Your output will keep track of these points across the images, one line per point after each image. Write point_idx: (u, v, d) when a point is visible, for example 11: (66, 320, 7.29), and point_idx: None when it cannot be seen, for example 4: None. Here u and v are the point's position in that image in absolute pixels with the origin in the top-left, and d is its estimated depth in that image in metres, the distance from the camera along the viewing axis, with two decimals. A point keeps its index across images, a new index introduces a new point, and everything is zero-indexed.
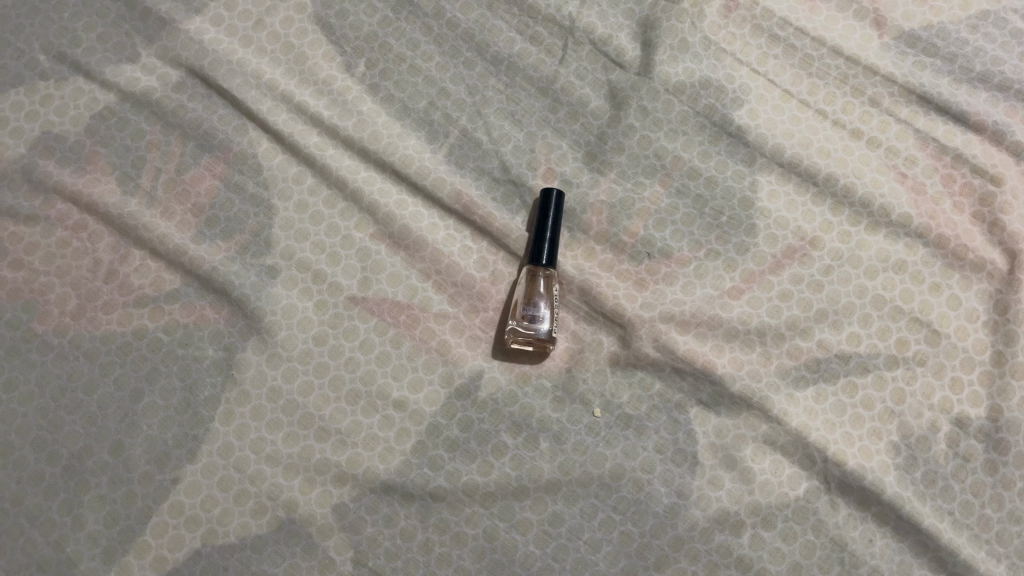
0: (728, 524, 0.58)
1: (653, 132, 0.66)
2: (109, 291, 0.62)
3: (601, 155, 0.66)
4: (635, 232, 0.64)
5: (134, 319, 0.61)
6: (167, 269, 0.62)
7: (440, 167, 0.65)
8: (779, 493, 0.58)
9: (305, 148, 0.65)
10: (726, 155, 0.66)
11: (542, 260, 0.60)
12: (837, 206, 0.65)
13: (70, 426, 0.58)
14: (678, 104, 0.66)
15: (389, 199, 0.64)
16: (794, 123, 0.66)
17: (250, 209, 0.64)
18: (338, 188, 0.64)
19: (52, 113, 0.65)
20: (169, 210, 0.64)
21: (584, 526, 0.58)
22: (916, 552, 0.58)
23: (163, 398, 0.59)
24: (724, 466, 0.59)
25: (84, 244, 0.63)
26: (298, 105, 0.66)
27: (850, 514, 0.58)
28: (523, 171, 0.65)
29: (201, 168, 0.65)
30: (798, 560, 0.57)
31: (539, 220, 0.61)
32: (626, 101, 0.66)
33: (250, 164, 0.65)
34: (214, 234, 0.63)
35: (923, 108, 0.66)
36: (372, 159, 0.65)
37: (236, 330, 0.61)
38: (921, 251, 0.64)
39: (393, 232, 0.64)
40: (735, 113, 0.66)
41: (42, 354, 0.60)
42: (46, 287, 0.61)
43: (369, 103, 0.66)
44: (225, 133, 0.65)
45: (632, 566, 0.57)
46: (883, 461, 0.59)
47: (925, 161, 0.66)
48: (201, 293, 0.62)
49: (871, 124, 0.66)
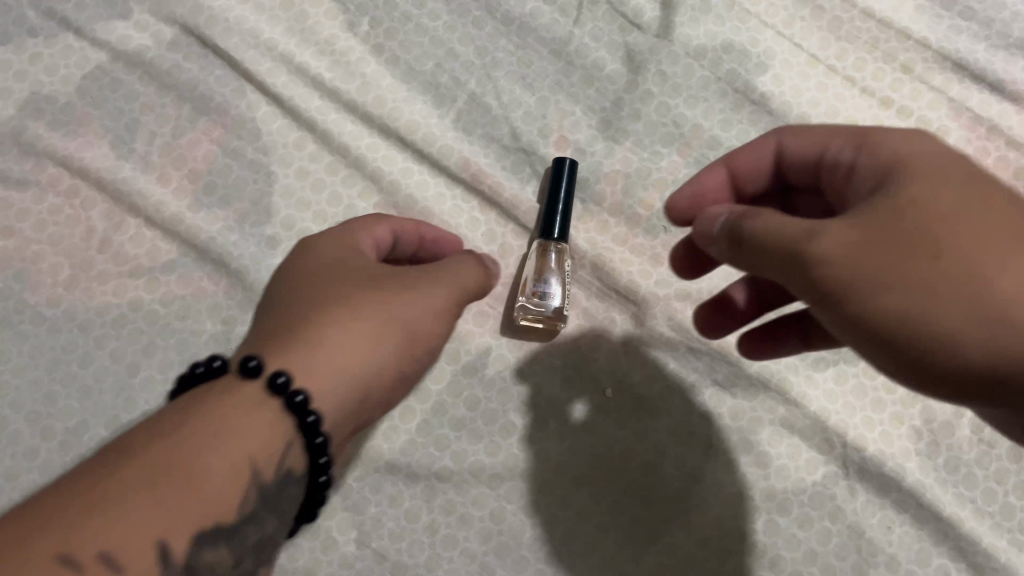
0: (742, 509, 0.56)
1: (672, 98, 0.62)
2: (104, 261, 0.59)
3: (616, 122, 0.62)
4: (652, 205, 0.61)
5: (130, 290, 0.59)
6: (163, 238, 0.60)
7: (447, 134, 0.62)
8: (797, 478, 0.57)
9: (306, 113, 0.62)
10: (748, 123, 0.62)
11: (553, 233, 0.57)
12: None
13: (65, 399, 0.57)
14: (698, 69, 0.63)
15: (393, 167, 0.62)
16: (821, 91, 0.63)
17: (249, 176, 0.61)
18: (341, 154, 0.62)
19: (41, 72, 0.62)
20: (164, 176, 0.61)
21: (594, 509, 0.56)
22: (936, 539, 0.56)
23: (161, 371, 0.58)
24: (740, 449, 0.57)
25: (77, 211, 0.60)
26: (298, 67, 0.63)
27: (868, 500, 0.56)
28: (534, 139, 0.62)
29: (198, 133, 0.62)
30: (815, 547, 0.56)
31: (551, 190, 0.57)
32: (644, 66, 0.63)
33: (249, 129, 0.62)
34: (212, 202, 0.61)
35: (958, 76, 0.63)
36: (376, 124, 0.62)
37: (235, 302, 0.59)
38: None
39: (398, 202, 0.61)
40: (758, 79, 0.63)
41: (35, 325, 0.58)
42: (39, 255, 0.59)
43: (373, 64, 0.63)
44: (222, 96, 0.62)
45: (641, 550, 0.56)
46: (905, 447, 0.57)
47: (959, 131, 0.62)
48: (198, 264, 0.60)
49: (902, 92, 0.63)
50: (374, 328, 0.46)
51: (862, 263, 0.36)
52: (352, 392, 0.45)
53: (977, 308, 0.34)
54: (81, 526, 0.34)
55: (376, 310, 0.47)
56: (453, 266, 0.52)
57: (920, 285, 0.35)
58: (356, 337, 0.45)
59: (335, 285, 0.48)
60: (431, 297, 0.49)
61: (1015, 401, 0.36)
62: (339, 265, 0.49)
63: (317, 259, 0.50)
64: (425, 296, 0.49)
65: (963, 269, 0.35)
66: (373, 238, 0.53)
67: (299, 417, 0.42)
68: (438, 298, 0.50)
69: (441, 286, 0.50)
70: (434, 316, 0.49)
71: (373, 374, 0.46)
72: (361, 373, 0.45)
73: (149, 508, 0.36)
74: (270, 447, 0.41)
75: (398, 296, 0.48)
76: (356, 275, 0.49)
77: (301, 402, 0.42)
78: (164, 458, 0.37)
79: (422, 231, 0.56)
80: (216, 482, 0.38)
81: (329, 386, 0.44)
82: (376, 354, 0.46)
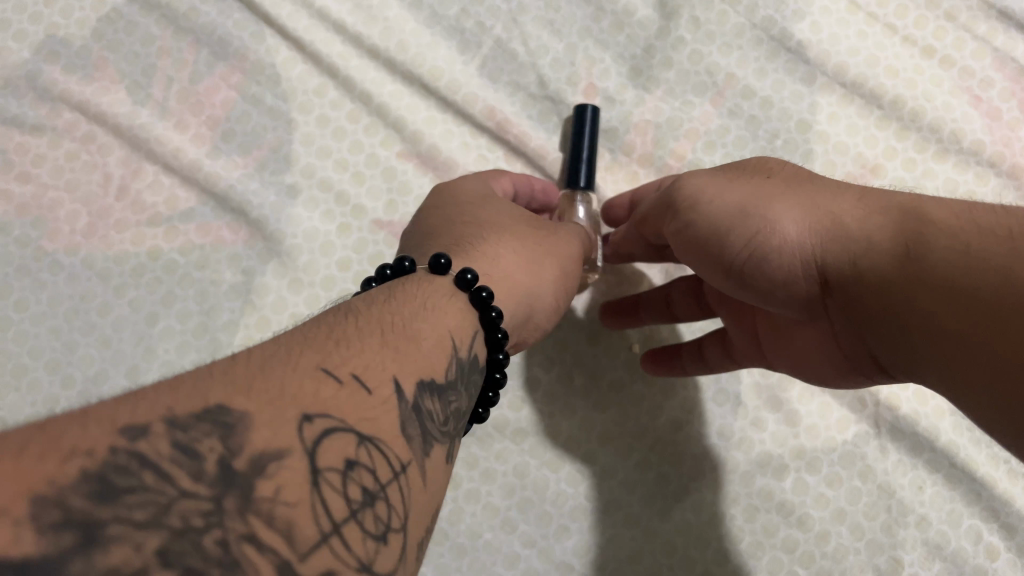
0: (771, 468, 0.55)
1: (705, 45, 0.60)
2: (123, 209, 0.59)
3: (646, 70, 0.60)
4: (682, 155, 0.59)
5: (148, 239, 0.58)
6: (181, 186, 0.59)
7: (472, 81, 0.60)
8: (826, 437, 0.55)
9: (327, 58, 0.60)
10: (783, 73, 0.60)
11: (580, 182, 0.56)
12: (903, 130, 0.59)
13: (83, 348, 0.57)
14: (733, 16, 0.60)
15: (417, 115, 0.60)
16: (860, 39, 0.60)
17: (269, 123, 0.60)
18: (362, 102, 0.60)
19: (57, 15, 0.60)
20: (182, 123, 0.60)
21: (619, 465, 0.55)
22: (968, 500, 0.55)
23: (180, 322, 0.57)
24: (769, 407, 0.56)
25: (95, 158, 0.59)
26: (318, 11, 0.61)
27: (900, 460, 0.55)
28: (561, 87, 0.60)
29: (216, 78, 0.60)
30: (844, 507, 0.55)
31: (575, 143, 0.56)
32: (677, 11, 0.60)
33: (268, 74, 0.60)
34: (231, 149, 0.60)
35: (1003, 25, 0.60)
36: (399, 70, 0.60)
37: (255, 253, 0.58)
38: (992, 182, 0.59)
39: (421, 151, 0.60)
40: (796, 27, 0.60)
41: (53, 274, 0.58)
42: (56, 203, 0.58)
43: (396, 9, 0.61)
44: (241, 40, 0.60)
45: (667, 508, 0.55)
46: (939, 406, 0.56)
47: (1003, 83, 0.60)
48: (217, 213, 0.59)
49: (945, 41, 0.60)
50: (537, 254, 0.47)
51: (691, 190, 0.46)
52: (521, 307, 0.45)
53: (805, 206, 0.42)
54: (328, 353, 0.30)
55: (534, 242, 0.48)
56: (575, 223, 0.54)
57: (755, 192, 0.44)
58: (526, 260, 0.47)
59: (492, 221, 0.48)
60: (571, 242, 0.51)
61: (844, 290, 0.40)
62: (488, 205, 0.50)
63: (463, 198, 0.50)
64: (568, 241, 0.50)
65: (793, 185, 0.44)
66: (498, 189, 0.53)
67: (482, 311, 0.39)
68: (576, 242, 0.51)
69: (576, 233, 0.52)
70: (575, 257, 0.51)
71: (538, 295, 0.46)
72: (531, 292, 0.46)
73: (385, 352, 0.32)
74: (464, 331, 0.37)
75: (549, 236, 0.49)
76: (507, 215, 0.49)
77: (484, 298, 0.39)
78: (384, 316, 0.34)
79: (533, 184, 0.56)
80: (429, 343, 0.34)
81: (510, 295, 0.44)
82: (539, 276, 0.47)
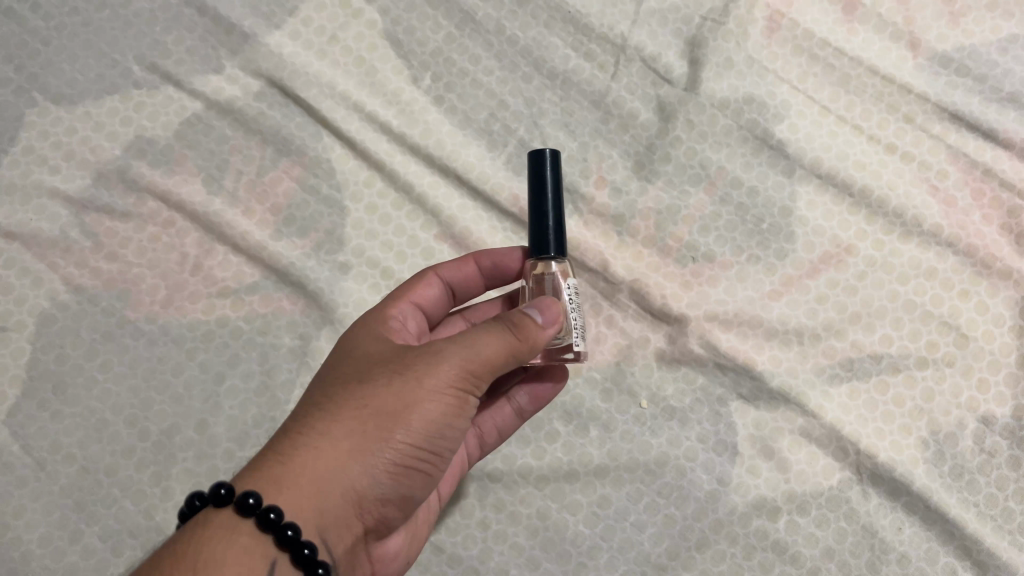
0: (765, 509, 0.62)
1: (698, 143, 0.70)
2: (196, 283, 0.68)
3: (649, 164, 0.70)
4: (681, 237, 0.69)
5: (218, 309, 0.67)
6: (248, 263, 0.68)
7: (499, 174, 0.70)
8: (815, 482, 0.63)
9: (375, 155, 0.70)
10: (767, 166, 0.70)
11: (548, 250, 0.51)
12: (871, 215, 0.69)
13: (159, 404, 0.65)
14: (722, 118, 0.71)
15: (452, 203, 0.70)
16: (831, 137, 0.70)
17: (325, 210, 0.69)
18: (405, 192, 0.70)
19: (145, 118, 0.71)
20: (250, 209, 0.70)
21: (631, 508, 0.62)
22: (942, 539, 0.61)
23: (244, 380, 0.66)
24: (762, 456, 0.63)
25: (173, 239, 0.69)
26: (368, 115, 0.71)
27: (880, 504, 0.62)
28: (576, 179, 0.70)
29: (280, 171, 0.70)
30: (831, 545, 0.61)
31: (535, 204, 0.51)
32: (674, 115, 0.71)
33: (325, 168, 0.70)
34: (292, 232, 0.69)
35: (955, 125, 0.70)
36: (437, 164, 0.71)
37: (311, 320, 0.67)
38: (951, 259, 0.67)
39: (455, 234, 0.69)
40: (776, 127, 0.70)
41: (134, 339, 0.66)
42: (139, 278, 0.68)
43: (434, 114, 0.71)
44: (302, 140, 0.71)
45: (675, 547, 0.62)
46: (913, 455, 0.63)
47: (956, 175, 0.69)
48: (278, 286, 0.68)
49: (905, 140, 0.70)
50: (362, 427, 0.44)
51: None
52: (341, 501, 0.44)
53: None
54: None
55: (370, 408, 0.45)
56: (479, 335, 0.46)
57: None
58: (346, 443, 0.44)
59: (341, 389, 0.47)
60: (431, 384, 0.45)
61: None
62: (365, 360, 0.48)
63: (342, 356, 0.50)
64: (424, 385, 0.45)
65: None
66: (413, 300, 0.57)
67: (277, 534, 0.41)
68: (440, 380, 0.45)
69: (455, 358, 0.46)
70: (439, 399, 0.45)
71: (367, 477, 0.44)
72: (350, 481, 0.44)
73: None
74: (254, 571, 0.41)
75: (400, 387, 0.45)
76: (371, 372, 0.47)
77: (274, 519, 0.42)
78: None
79: (477, 265, 0.61)
80: None
81: (313, 499, 0.43)
82: (365, 457, 0.44)
